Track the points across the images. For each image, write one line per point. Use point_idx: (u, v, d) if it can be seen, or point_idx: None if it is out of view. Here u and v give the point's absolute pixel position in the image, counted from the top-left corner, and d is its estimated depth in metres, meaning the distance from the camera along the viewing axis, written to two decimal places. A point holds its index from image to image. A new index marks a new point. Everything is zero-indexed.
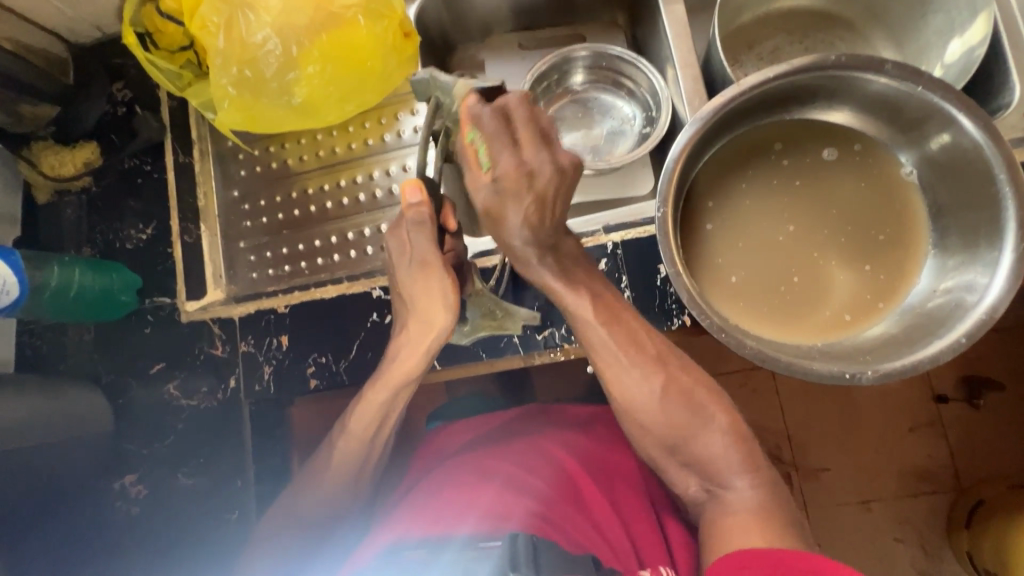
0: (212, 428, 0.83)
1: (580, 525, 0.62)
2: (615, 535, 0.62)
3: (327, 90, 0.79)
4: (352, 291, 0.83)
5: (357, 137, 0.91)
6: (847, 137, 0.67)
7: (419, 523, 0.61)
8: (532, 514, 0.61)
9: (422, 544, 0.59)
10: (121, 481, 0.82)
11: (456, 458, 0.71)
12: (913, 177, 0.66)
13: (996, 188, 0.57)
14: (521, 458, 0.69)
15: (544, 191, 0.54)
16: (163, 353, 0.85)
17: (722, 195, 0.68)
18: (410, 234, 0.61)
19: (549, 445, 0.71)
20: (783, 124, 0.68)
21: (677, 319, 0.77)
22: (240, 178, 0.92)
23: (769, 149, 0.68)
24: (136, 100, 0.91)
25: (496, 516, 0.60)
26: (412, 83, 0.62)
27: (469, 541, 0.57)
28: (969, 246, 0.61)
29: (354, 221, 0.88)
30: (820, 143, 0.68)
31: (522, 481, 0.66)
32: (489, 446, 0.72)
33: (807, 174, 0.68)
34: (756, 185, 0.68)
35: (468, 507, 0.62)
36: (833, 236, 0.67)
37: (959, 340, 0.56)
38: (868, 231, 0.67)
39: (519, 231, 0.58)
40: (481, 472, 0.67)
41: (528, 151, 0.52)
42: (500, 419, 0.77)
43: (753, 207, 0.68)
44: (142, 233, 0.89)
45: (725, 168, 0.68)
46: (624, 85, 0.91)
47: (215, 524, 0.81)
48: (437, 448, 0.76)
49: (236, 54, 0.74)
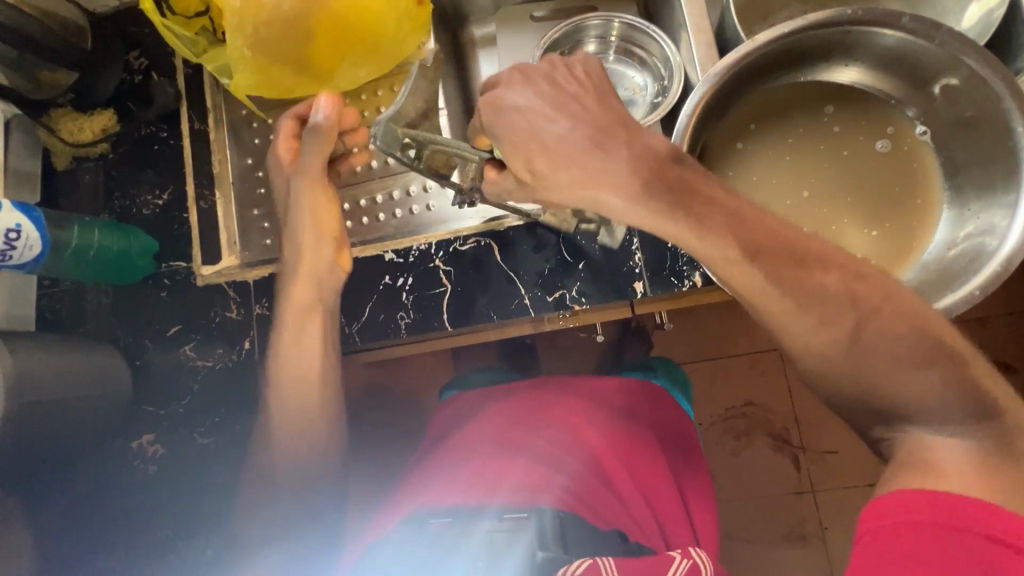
0: (227, 391, 0.84)
1: (608, 503, 0.63)
2: (644, 515, 0.64)
3: (341, 54, 0.80)
4: (365, 254, 0.83)
5: (369, 105, 0.91)
6: (880, 117, 0.67)
7: (443, 494, 0.63)
8: (564, 490, 0.62)
9: (448, 515, 0.60)
10: (139, 440, 0.84)
11: (473, 425, 0.73)
12: (927, 136, 0.65)
13: (1014, 139, 0.57)
14: (550, 436, 0.69)
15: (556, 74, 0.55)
16: (179, 317, 0.86)
17: (746, 153, 0.68)
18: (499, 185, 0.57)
19: (578, 420, 0.71)
20: (811, 95, 0.67)
21: (687, 281, 0.74)
22: (254, 146, 0.93)
23: (799, 116, 0.68)
24: (153, 68, 0.92)
25: (525, 490, 0.61)
26: (380, 136, 0.64)
27: (498, 514, 0.59)
28: (987, 194, 0.61)
29: (364, 189, 0.87)
30: (846, 112, 0.67)
31: (555, 457, 0.66)
32: (513, 419, 0.72)
33: (845, 149, 0.67)
34: (782, 151, 0.67)
35: (499, 480, 0.64)
36: (857, 200, 0.66)
37: (974, 292, 0.55)
38: (885, 209, 0.65)
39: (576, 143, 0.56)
40: (497, 442, 0.69)
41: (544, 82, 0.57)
42: (519, 388, 0.77)
43: (774, 171, 0.67)
44: (158, 199, 0.90)
45: (749, 129, 0.68)
46: (636, 55, 0.91)
47: (228, 482, 0.83)
48: (447, 416, 0.78)
49: (251, 13, 0.74)
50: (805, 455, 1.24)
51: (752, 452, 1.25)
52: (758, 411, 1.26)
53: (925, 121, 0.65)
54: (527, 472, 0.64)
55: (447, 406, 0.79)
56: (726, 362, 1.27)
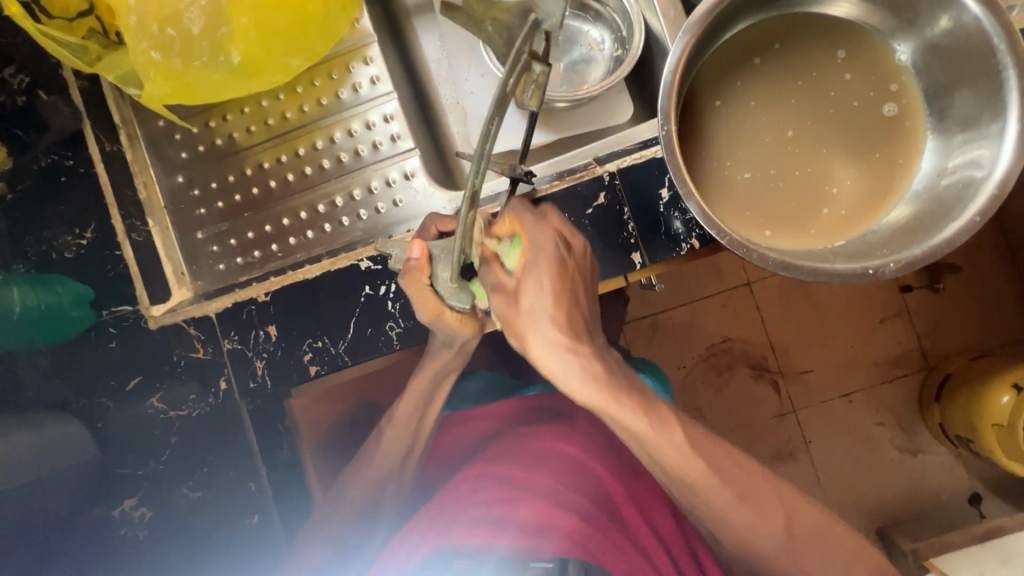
0: (210, 438, 0.77)
1: (616, 533, 0.66)
2: (652, 546, 0.67)
3: (268, 44, 0.69)
4: (337, 266, 0.75)
5: (308, 97, 0.82)
6: (869, 52, 0.64)
7: (458, 536, 0.64)
8: (575, 526, 0.64)
9: (467, 557, 0.62)
10: (121, 507, 0.73)
11: (473, 463, 0.75)
12: (907, 62, 0.63)
13: (996, 59, 0.55)
14: (558, 470, 0.71)
15: (563, 261, 0.58)
16: (137, 366, 0.77)
17: (750, 78, 0.64)
18: (542, 291, 0.56)
19: (573, 450, 0.74)
20: (812, 33, 0.64)
21: (685, 244, 0.71)
22: (183, 161, 0.83)
23: (806, 63, 0.64)
24: (41, 85, 0.75)
25: (535, 532, 0.63)
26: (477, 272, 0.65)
27: (510, 562, 0.60)
28: (971, 123, 0.59)
29: (322, 192, 0.81)
30: (834, 46, 0.64)
31: (560, 492, 0.68)
32: (510, 454, 0.73)
33: (855, 99, 0.63)
34: (786, 93, 0.63)
35: (506, 520, 0.65)
36: (848, 146, 0.63)
37: (974, 218, 0.55)
38: (879, 160, 0.63)
39: (556, 333, 0.56)
40: (501, 476, 0.70)
41: (537, 234, 0.58)
42: (512, 411, 0.81)
43: (772, 112, 0.63)
44: (80, 238, 0.75)
45: (764, 56, 0.64)
46: (590, 8, 0.85)
47: (234, 531, 0.77)
48: (447, 450, 0.82)
49: (151, 9, 0.63)
50: (785, 378, 1.30)
51: (736, 385, 1.29)
52: (738, 346, 1.30)
53: (915, 64, 0.63)
54: (534, 510, 0.65)
55: (445, 430, 0.83)
56: (707, 305, 1.30)
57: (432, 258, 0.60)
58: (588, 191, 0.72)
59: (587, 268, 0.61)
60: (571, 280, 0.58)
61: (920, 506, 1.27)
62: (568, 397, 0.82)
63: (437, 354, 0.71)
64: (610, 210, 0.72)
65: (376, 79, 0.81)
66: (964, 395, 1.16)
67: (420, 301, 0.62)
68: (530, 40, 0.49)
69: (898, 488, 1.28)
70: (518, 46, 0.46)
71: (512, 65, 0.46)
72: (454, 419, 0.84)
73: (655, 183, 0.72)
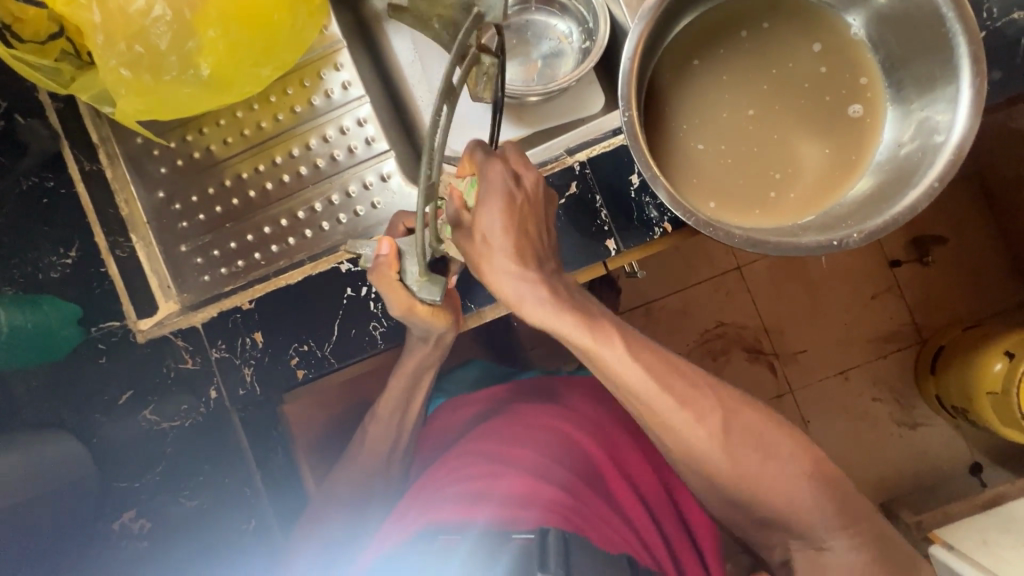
0: (202, 448, 0.78)
1: (601, 508, 0.66)
2: (646, 526, 0.68)
3: (237, 55, 0.70)
4: (318, 270, 0.76)
5: (282, 106, 0.83)
6: (825, 30, 0.65)
7: (439, 511, 0.65)
8: (552, 498, 0.64)
9: (448, 531, 0.62)
10: (119, 520, 0.74)
11: (462, 443, 0.76)
12: (862, 37, 0.64)
13: (946, 28, 0.56)
14: (542, 446, 0.72)
15: (512, 193, 0.58)
16: (128, 381, 0.77)
17: (717, 65, 0.64)
18: (493, 223, 0.57)
19: (558, 426, 0.75)
20: (771, 14, 0.65)
21: (659, 228, 0.72)
22: (162, 176, 0.84)
23: (773, 47, 0.64)
24: (17, 108, 0.76)
25: (513, 504, 0.64)
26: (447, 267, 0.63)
27: (484, 531, 0.60)
28: (927, 91, 0.60)
29: (302, 199, 0.82)
30: (793, 25, 0.65)
31: (544, 468, 0.69)
32: (494, 434, 0.75)
33: (827, 95, 0.64)
34: (748, 73, 0.64)
35: (487, 496, 0.66)
36: (812, 125, 0.64)
37: (933, 185, 0.56)
38: (847, 144, 0.64)
39: (509, 263, 0.58)
40: (487, 454, 0.72)
41: (488, 167, 0.58)
42: (493, 395, 0.83)
43: (738, 95, 0.64)
44: (65, 258, 0.77)
45: (723, 39, 0.65)
46: (555, 1, 0.86)
47: (231, 538, 0.78)
48: (438, 435, 0.83)
49: (119, 28, 0.64)
50: (780, 359, 1.31)
51: (730, 368, 1.30)
52: (730, 329, 1.30)
53: (870, 38, 0.64)
54: (515, 484, 0.66)
55: (436, 418, 0.85)
56: (694, 292, 1.30)
57: (401, 254, 0.61)
58: (561, 181, 0.73)
59: (541, 189, 0.61)
60: (518, 206, 0.58)
61: (919, 478, 1.28)
62: (561, 380, 0.83)
63: (418, 353, 0.72)
64: (584, 199, 0.73)
65: (348, 83, 0.82)
66: (958, 364, 1.16)
67: (391, 296, 0.62)
68: (478, 30, 0.50)
69: (895, 460, 1.29)
70: (461, 39, 0.46)
71: (460, 55, 0.46)
72: (447, 407, 0.85)
73: (626, 169, 0.73)
